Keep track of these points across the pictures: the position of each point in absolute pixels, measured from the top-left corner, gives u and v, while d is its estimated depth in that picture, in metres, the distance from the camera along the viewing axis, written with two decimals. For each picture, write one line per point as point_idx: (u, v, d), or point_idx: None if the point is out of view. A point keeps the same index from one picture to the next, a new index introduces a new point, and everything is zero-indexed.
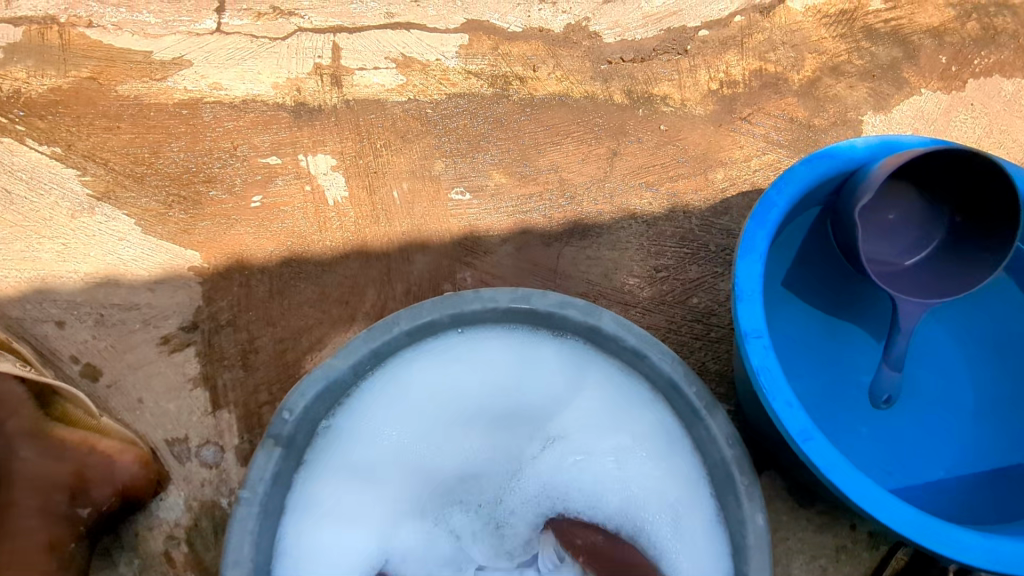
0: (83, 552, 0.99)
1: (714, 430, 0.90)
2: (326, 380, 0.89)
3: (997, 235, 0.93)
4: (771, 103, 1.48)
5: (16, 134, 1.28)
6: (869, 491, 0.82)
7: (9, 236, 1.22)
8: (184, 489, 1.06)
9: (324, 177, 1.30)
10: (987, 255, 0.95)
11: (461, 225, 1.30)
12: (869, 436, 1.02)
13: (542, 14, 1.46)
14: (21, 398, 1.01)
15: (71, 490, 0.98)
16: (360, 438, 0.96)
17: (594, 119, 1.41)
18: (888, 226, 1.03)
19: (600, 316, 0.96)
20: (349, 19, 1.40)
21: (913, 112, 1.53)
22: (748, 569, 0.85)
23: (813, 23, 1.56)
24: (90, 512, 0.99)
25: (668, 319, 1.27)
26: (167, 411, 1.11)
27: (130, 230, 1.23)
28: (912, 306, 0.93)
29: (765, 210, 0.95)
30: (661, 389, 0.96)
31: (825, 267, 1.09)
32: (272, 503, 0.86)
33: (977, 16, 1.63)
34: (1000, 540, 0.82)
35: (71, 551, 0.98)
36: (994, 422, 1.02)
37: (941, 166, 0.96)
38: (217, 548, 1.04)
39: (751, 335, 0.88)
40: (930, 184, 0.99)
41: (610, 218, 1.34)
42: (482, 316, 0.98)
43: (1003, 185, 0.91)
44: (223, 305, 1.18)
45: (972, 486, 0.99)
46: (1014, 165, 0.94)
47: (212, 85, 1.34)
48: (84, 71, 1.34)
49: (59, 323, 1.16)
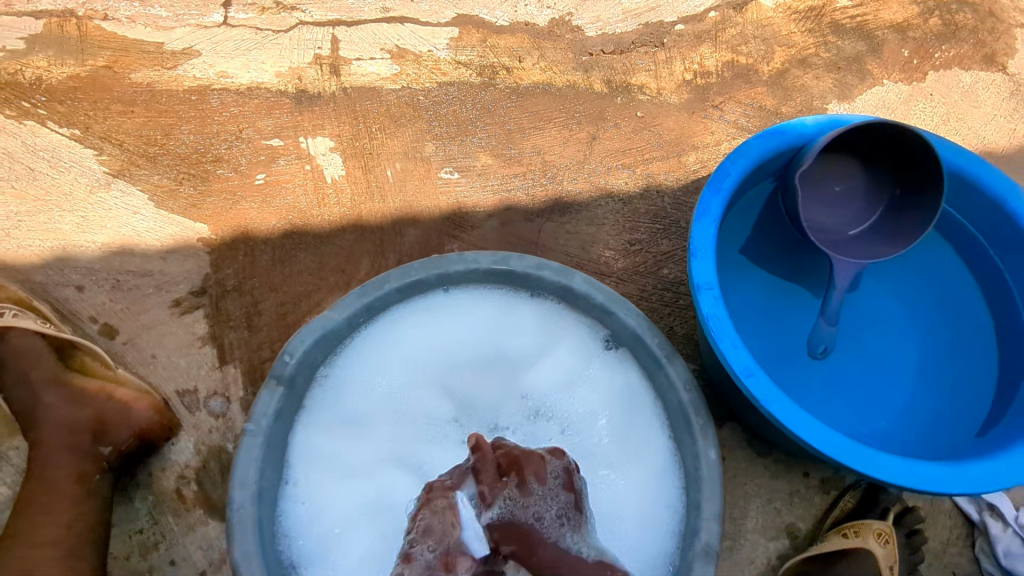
0: (108, 484, 1.07)
1: (673, 376, 1.00)
2: (323, 328, 1.00)
3: (927, 200, 1.04)
4: (742, 93, 1.59)
5: (38, 117, 1.39)
6: (805, 421, 0.92)
7: (33, 209, 1.32)
8: (194, 435, 1.15)
9: (322, 158, 1.40)
10: (918, 220, 1.05)
11: (450, 202, 1.40)
12: (819, 388, 1.11)
13: (528, 10, 1.57)
14: (42, 350, 1.12)
15: (93, 431, 1.07)
16: (353, 385, 1.06)
17: (575, 106, 1.52)
18: (834, 198, 1.13)
19: (572, 276, 1.06)
20: (347, 13, 1.51)
21: (876, 102, 1.64)
22: (701, 496, 0.94)
23: (783, 18, 1.67)
24: (110, 451, 1.08)
25: (639, 288, 1.37)
26: (178, 365, 1.21)
27: (144, 204, 1.34)
28: (848, 265, 1.04)
29: (719, 179, 1.05)
30: (627, 342, 1.07)
31: (781, 237, 1.19)
32: (274, 436, 0.96)
33: (939, 13, 1.74)
34: (925, 465, 0.91)
35: (97, 482, 1.06)
36: (932, 376, 1.11)
37: (878, 139, 1.07)
38: (224, 486, 1.12)
39: (703, 287, 0.99)
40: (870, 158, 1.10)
41: (588, 196, 1.44)
42: (465, 277, 1.09)
43: (928, 153, 1.01)
44: (229, 272, 1.29)
45: (912, 432, 1.08)
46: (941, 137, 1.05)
47: (219, 73, 1.45)
48: (101, 60, 1.44)
49: (79, 288, 1.26)
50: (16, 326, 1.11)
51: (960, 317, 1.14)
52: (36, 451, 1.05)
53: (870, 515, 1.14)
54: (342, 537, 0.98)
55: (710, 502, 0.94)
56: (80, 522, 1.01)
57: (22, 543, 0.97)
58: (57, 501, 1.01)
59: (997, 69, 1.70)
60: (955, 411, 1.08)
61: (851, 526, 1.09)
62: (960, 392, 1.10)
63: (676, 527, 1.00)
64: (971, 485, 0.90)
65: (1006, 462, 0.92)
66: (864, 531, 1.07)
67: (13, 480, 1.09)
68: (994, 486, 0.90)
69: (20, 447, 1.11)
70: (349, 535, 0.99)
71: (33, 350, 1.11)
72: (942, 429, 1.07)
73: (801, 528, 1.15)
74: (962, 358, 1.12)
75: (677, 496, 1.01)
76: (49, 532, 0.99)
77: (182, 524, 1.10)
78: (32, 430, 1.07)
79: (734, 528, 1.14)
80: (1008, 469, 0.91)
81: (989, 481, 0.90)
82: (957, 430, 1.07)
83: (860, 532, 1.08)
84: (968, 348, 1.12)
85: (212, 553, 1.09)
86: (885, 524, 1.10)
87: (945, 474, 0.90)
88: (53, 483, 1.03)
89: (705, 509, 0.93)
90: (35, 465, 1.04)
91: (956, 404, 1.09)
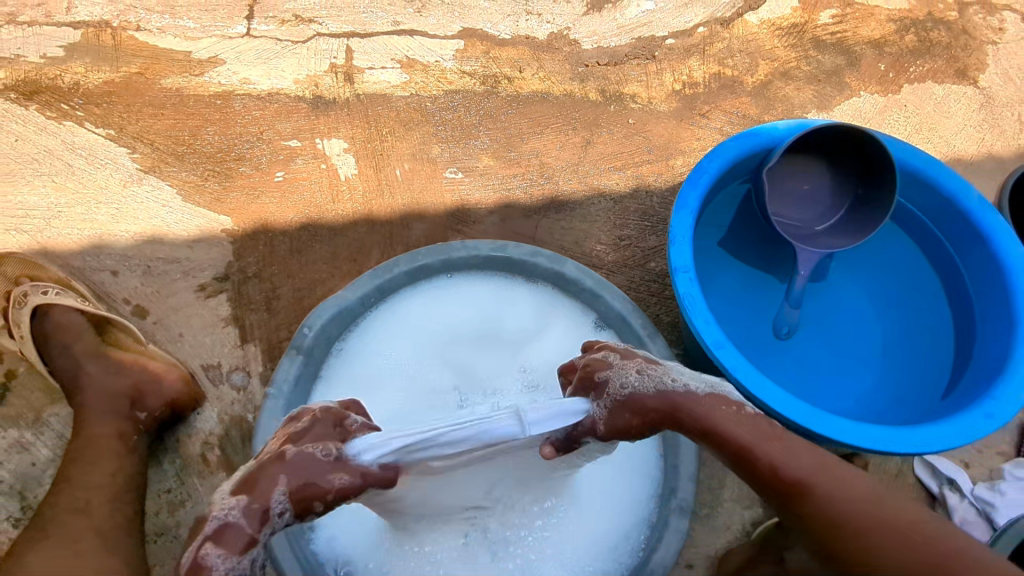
0: (144, 445, 1.18)
1: (655, 354, 1.11)
2: (339, 305, 1.12)
3: (883, 196, 1.22)
4: (727, 102, 1.71)
5: (76, 118, 1.51)
6: (769, 389, 1.02)
7: (72, 202, 1.44)
8: (218, 406, 1.27)
9: (337, 158, 1.52)
10: (877, 209, 1.23)
11: (454, 199, 1.52)
12: (792, 370, 1.24)
13: (529, 24, 1.70)
14: (82, 326, 1.23)
15: (131, 398, 1.19)
16: (365, 360, 1.18)
17: (571, 113, 1.63)
18: (803, 196, 1.30)
19: (563, 263, 1.19)
20: (361, 26, 1.64)
21: (853, 112, 1.75)
22: (679, 459, 1.07)
23: (767, 34, 1.79)
24: (146, 416, 1.19)
25: (628, 279, 1.48)
26: (203, 343, 1.33)
27: (172, 198, 1.46)
28: (810, 254, 1.21)
29: (697, 175, 1.17)
30: (613, 325, 1.18)
31: (756, 232, 1.34)
32: (294, 400, 1.07)
33: (914, 30, 1.86)
34: (879, 427, 1.00)
35: (134, 441, 1.17)
36: (894, 359, 1.25)
37: (837, 143, 1.25)
38: (243, 452, 1.24)
39: (680, 271, 1.10)
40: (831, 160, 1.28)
41: (582, 195, 1.56)
42: (468, 264, 1.22)
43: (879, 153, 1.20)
44: (250, 260, 1.40)
45: (876, 409, 1.20)
46: (891, 140, 1.23)
47: (243, 80, 1.57)
48: (134, 67, 1.57)
49: (113, 273, 1.38)
50: (59, 304, 1.23)
51: (913, 307, 1.29)
52: (80, 414, 1.17)
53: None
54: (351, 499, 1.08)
55: (686, 464, 1.06)
56: (120, 474, 1.12)
57: (75, 486, 1.07)
58: (101, 455, 1.12)
59: (969, 82, 1.81)
60: (910, 389, 1.22)
61: None
62: (914, 372, 1.24)
63: (652, 491, 1.13)
64: (920, 445, 0.99)
65: (953, 426, 1.01)
66: None
67: (55, 443, 1.22)
68: (940, 445, 0.99)
69: (65, 412, 1.24)
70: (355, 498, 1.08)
71: (76, 325, 1.23)
72: (898, 406, 1.21)
73: None
74: (916, 343, 1.26)
75: (656, 466, 1.14)
76: (97, 478, 1.09)
77: (206, 485, 1.21)
78: (77, 396, 1.19)
79: (711, 496, 1.24)
80: (955, 431, 1.01)
81: (936, 442, 1.00)
82: (910, 406, 1.20)
83: None
84: (921, 335, 1.27)
85: None
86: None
87: (894, 436, 0.99)
88: (98, 440, 1.14)
89: (682, 470, 1.06)
90: (81, 427, 1.16)
91: (911, 384, 1.23)
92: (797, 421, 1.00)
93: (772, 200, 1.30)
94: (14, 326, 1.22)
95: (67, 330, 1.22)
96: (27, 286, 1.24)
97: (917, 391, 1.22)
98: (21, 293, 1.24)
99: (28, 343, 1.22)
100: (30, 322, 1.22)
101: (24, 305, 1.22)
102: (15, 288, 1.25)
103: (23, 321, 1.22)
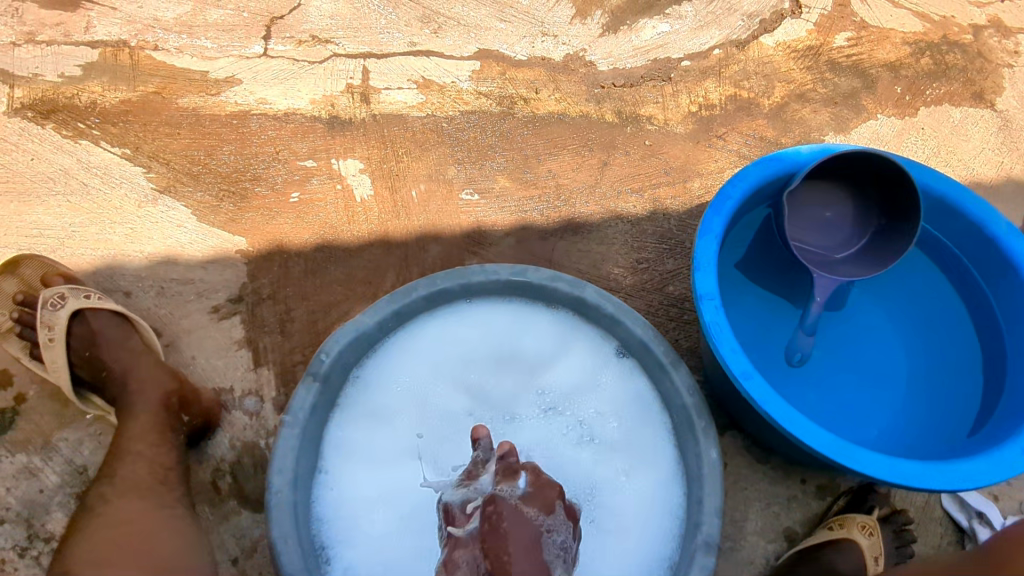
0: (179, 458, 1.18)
1: (678, 382, 1.08)
2: (356, 331, 1.10)
3: (907, 224, 1.21)
4: (744, 124, 1.69)
5: (93, 137, 1.51)
6: (799, 421, 0.99)
7: (86, 221, 1.44)
8: (229, 431, 1.27)
9: (352, 179, 1.51)
10: (902, 237, 1.21)
11: (470, 221, 1.51)
12: (815, 400, 1.22)
13: (545, 45, 1.70)
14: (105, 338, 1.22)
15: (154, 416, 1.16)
16: (382, 384, 1.18)
17: (587, 135, 1.63)
18: (826, 225, 1.29)
19: (584, 288, 1.16)
20: (377, 47, 1.65)
21: (870, 135, 1.74)
22: (703, 493, 1.01)
23: (783, 56, 1.78)
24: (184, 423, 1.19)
25: (646, 303, 1.46)
26: (215, 367, 1.32)
27: (187, 218, 1.45)
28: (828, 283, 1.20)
29: (721, 201, 1.16)
30: (635, 351, 1.16)
31: (776, 258, 1.33)
32: (309, 426, 1.06)
33: (930, 53, 1.85)
34: (910, 463, 0.97)
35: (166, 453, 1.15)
36: (921, 391, 1.23)
37: (863, 169, 1.24)
38: (256, 479, 1.23)
39: (705, 298, 1.07)
40: (854, 189, 1.28)
41: (599, 218, 1.54)
42: (486, 288, 1.20)
43: (905, 179, 1.19)
44: (264, 282, 1.39)
45: (901, 442, 1.18)
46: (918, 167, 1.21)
47: (259, 100, 1.57)
48: (150, 86, 1.57)
49: (126, 293, 1.38)
50: (104, 310, 1.23)
51: (938, 332, 1.28)
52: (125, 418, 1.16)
53: (860, 511, 1.24)
54: (367, 524, 1.09)
55: (711, 497, 1.01)
56: None
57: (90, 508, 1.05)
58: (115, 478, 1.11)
59: (986, 105, 1.80)
60: (933, 419, 1.20)
61: (838, 520, 1.20)
62: (939, 400, 1.22)
63: (675, 529, 1.08)
64: (953, 482, 0.96)
65: (986, 462, 0.98)
66: (849, 524, 1.19)
67: (62, 469, 1.21)
68: (974, 483, 0.96)
69: (75, 435, 1.23)
70: (372, 524, 1.09)
71: (116, 329, 1.23)
72: (921, 434, 1.19)
73: (799, 531, 1.25)
74: (941, 372, 1.24)
75: (679, 504, 1.10)
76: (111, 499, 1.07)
77: (217, 513, 1.20)
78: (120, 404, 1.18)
79: (734, 530, 1.24)
80: (989, 467, 0.98)
81: (970, 479, 0.96)
82: (935, 435, 1.18)
83: (844, 525, 1.19)
84: (946, 361, 1.25)
85: (245, 542, 1.19)
86: (869, 517, 1.21)
87: (925, 470, 0.97)
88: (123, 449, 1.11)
89: (707, 504, 1.01)
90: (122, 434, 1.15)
91: (935, 413, 1.21)
92: (827, 455, 0.96)
93: (793, 226, 1.29)
94: (45, 327, 1.20)
95: (93, 345, 1.22)
96: (65, 289, 1.23)
97: (941, 420, 1.20)
98: (55, 295, 1.22)
99: (56, 347, 1.19)
100: (66, 326, 1.20)
101: (61, 307, 1.21)
102: (47, 289, 1.23)
103: (58, 323, 1.20)
